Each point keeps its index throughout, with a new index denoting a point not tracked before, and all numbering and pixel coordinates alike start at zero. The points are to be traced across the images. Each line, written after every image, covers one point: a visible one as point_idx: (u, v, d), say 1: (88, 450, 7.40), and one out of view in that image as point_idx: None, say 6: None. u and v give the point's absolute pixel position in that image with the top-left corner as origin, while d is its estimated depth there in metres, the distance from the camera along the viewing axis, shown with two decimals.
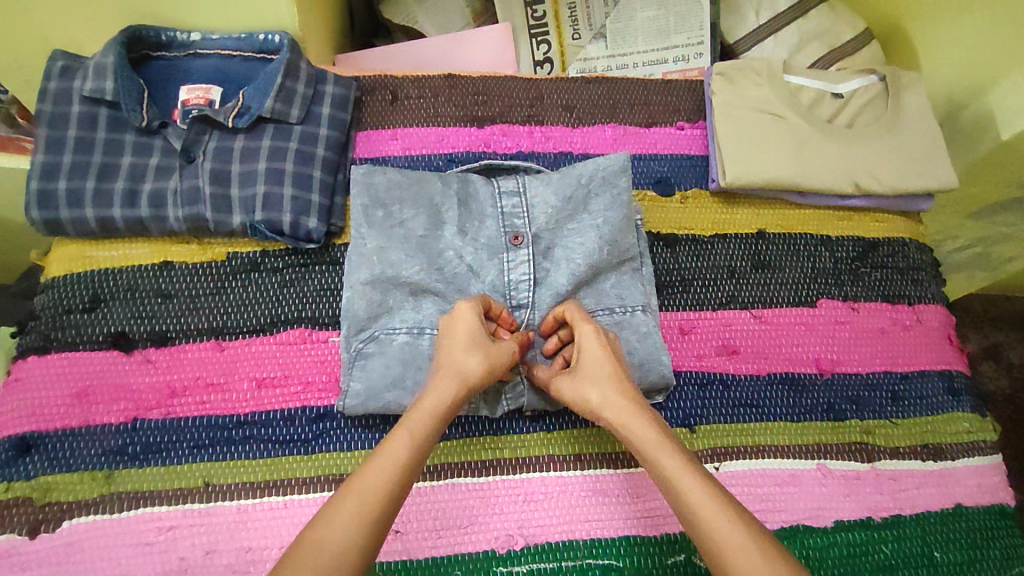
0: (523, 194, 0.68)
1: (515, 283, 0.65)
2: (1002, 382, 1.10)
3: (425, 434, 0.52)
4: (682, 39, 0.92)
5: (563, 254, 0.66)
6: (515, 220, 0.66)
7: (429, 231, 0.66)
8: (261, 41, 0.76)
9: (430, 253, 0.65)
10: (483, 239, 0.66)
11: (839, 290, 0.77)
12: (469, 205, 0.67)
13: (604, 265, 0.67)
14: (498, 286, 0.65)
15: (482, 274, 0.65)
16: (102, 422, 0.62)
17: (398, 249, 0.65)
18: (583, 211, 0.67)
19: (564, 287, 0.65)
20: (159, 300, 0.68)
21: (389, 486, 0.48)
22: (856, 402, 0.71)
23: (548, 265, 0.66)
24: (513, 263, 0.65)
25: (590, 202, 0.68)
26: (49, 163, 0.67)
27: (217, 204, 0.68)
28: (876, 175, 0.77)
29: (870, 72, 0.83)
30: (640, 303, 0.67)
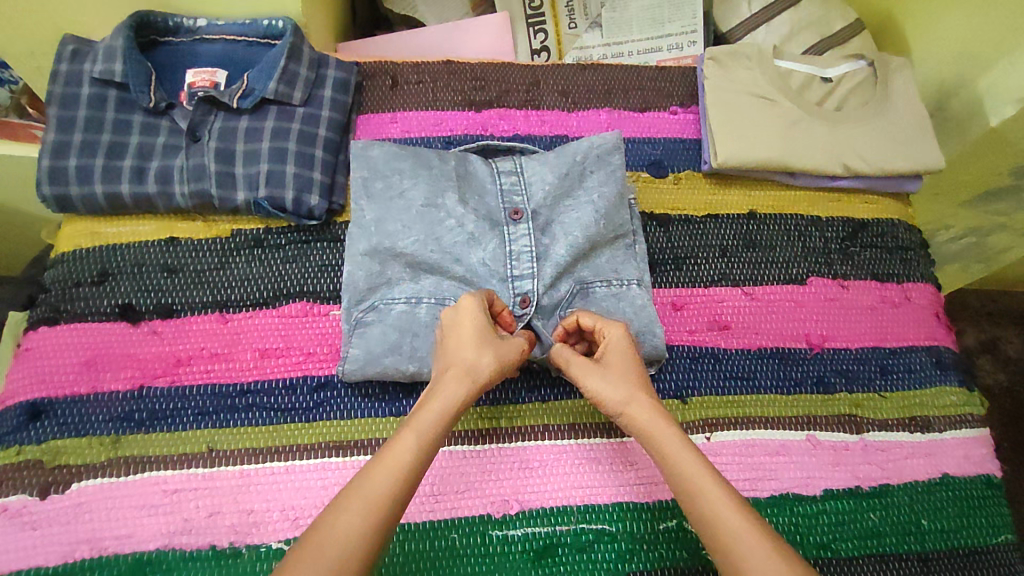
0: (521, 172, 0.70)
1: (516, 255, 0.66)
2: (999, 375, 1.12)
3: (431, 435, 0.52)
4: (676, 28, 0.94)
5: (561, 228, 0.68)
6: (513, 197, 0.68)
7: (428, 203, 0.67)
8: (265, 27, 0.78)
9: (429, 221, 0.67)
10: (482, 213, 0.68)
11: (828, 268, 0.78)
12: (468, 180, 0.69)
13: (600, 240, 0.68)
14: (500, 257, 0.66)
15: (483, 246, 0.66)
16: (110, 390, 0.64)
17: (397, 220, 0.67)
18: (578, 188, 0.69)
19: (562, 258, 0.66)
20: (166, 274, 0.70)
21: (397, 488, 0.48)
22: (845, 375, 0.73)
23: (547, 238, 0.67)
24: (512, 236, 0.67)
25: (585, 179, 0.70)
26: (61, 142, 0.70)
27: (223, 181, 0.70)
28: (865, 155, 0.79)
29: (859, 57, 0.84)
30: (634, 277, 0.69)
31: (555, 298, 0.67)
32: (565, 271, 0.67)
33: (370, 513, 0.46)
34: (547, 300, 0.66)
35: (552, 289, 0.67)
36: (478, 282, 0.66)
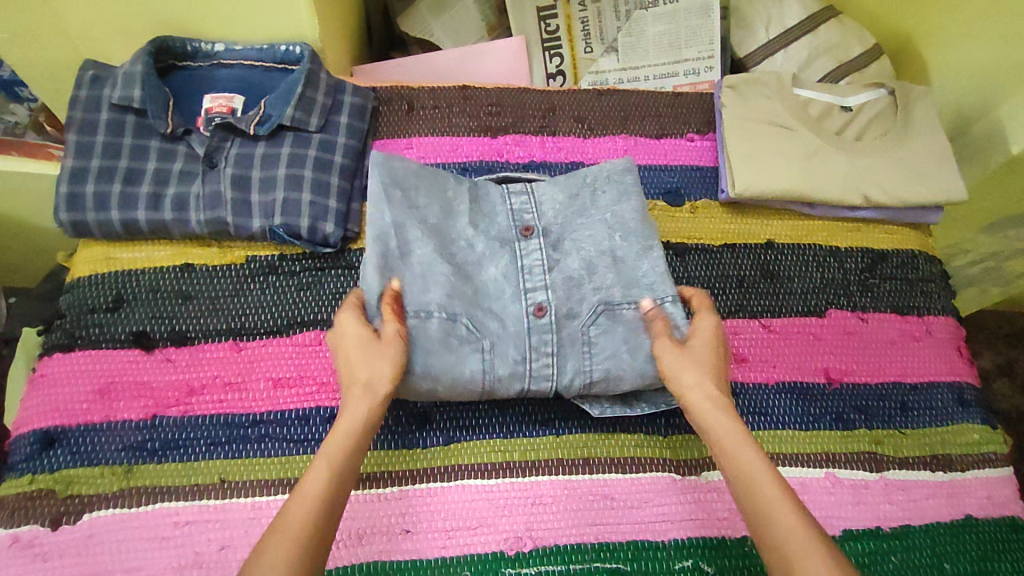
0: (532, 193, 0.69)
1: (528, 269, 0.65)
2: (1017, 400, 1.09)
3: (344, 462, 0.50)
4: (693, 53, 0.94)
5: (572, 244, 0.67)
6: (523, 215, 0.68)
7: (441, 221, 0.67)
8: (282, 52, 0.79)
9: (445, 240, 0.66)
10: (493, 233, 0.67)
11: (847, 300, 0.77)
12: (478, 203, 0.69)
13: (622, 252, 0.66)
14: (514, 272, 0.65)
15: (495, 264, 0.66)
16: (123, 419, 0.64)
17: (416, 232, 0.65)
18: (591, 206, 0.68)
19: (578, 272, 0.65)
20: (180, 300, 0.69)
21: (320, 516, 0.47)
22: (864, 411, 0.72)
23: (561, 253, 0.66)
24: (524, 251, 0.66)
25: (596, 198, 0.69)
26: (78, 167, 0.70)
27: (238, 208, 0.70)
28: (885, 186, 0.78)
29: (879, 86, 0.83)
30: (667, 293, 0.64)
31: (575, 313, 0.64)
32: (583, 283, 0.65)
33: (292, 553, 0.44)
34: (564, 318, 0.64)
35: (573, 304, 0.64)
36: (492, 297, 0.65)
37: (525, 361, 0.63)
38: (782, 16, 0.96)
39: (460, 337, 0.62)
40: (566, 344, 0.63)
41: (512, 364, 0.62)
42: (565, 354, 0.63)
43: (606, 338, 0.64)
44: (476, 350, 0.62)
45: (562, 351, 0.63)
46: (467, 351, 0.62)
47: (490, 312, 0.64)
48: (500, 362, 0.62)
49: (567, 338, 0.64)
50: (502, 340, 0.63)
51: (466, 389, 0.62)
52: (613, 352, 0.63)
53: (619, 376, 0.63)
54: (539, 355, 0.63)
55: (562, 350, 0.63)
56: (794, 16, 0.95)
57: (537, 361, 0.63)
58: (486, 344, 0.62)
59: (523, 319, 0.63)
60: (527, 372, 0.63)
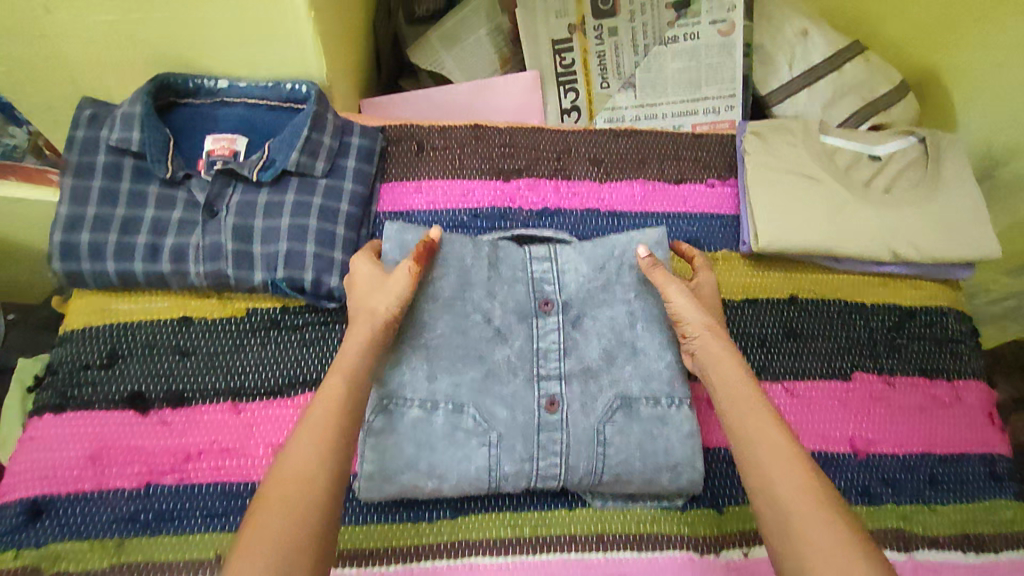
0: (555, 260, 0.67)
1: (544, 351, 0.64)
2: None
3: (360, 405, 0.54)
4: (714, 91, 0.90)
5: (592, 325, 0.65)
6: (544, 286, 0.66)
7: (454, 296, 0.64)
8: (288, 91, 0.75)
9: (455, 315, 0.64)
10: (512, 303, 0.65)
11: (874, 362, 0.74)
12: (498, 267, 0.66)
13: (643, 345, 0.65)
14: (529, 356, 0.63)
15: (509, 343, 0.63)
16: (116, 488, 0.61)
17: (423, 310, 0.63)
18: (615, 284, 0.66)
19: (596, 361, 0.64)
20: (177, 357, 0.66)
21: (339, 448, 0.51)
22: (891, 484, 0.69)
23: (580, 336, 0.64)
24: (541, 330, 0.64)
25: (622, 275, 0.67)
26: (72, 214, 0.66)
27: (239, 260, 0.67)
28: (917, 243, 0.74)
29: (909, 134, 0.80)
30: (679, 394, 0.64)
31: (590, 406, 0.62)
32: (598, 373, 0.63)
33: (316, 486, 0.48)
34: (577, 411, 0.62)
35: (588, 398, 0.62)
36: (502, 381, 0.62)
37: (534, 457, 0.61)
38: (808, 53, 0.92)
39: (466, 432, 0.61)
40: (577, 441, 0.62)
41: (519, 463, 0.61)
42: (575, 451, 0.62)
43: (619, 436, 0.62)
44: (482, 446, 0.61)
45: (571, 448, 0.62)
46: (473, 445, 0.61)
47: (502, 401, 0.62)
48: (507, 458, 0.61)
49: (579, 434, 0.62)
50: (512, 434, 0.61)
51: (469, 489, 0.61)
52: (625, 452, 0.62)
53: (627, 478, 0.62)
54: (547, 451, 0.61)
55: (572, 446, 0.61)
56: (819, 53, 0.91)
57: (546, 458, 0.61)
58: (493, 438, 0.61)
59: (534, 412, 0.62)
60: (533, 470, 0.61)
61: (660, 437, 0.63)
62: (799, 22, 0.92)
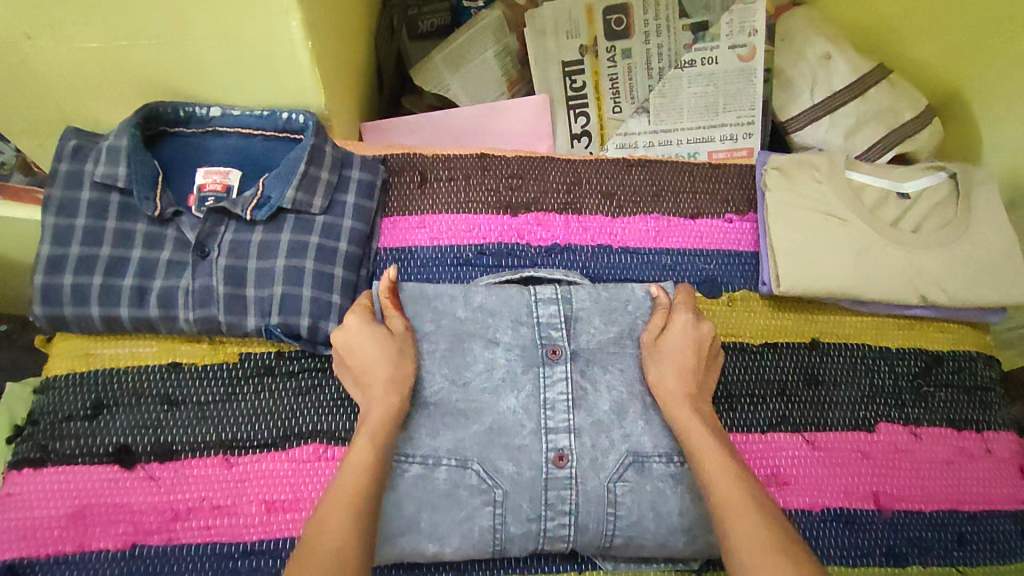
0: (565, 303, 0.63)
1: (552, 403, 0.59)
2: None
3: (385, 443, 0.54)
4: (732, 118, 0.86)
5: (602, 375, 0.61)
6: (552, 331, 0.61)
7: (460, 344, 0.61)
8: (284, 120, 0.71)
9: (457, 365, 0.60)
10: (518, 350, 0.61)
11: (899, 412, 0.70)
12: (503, 311, 0.62)
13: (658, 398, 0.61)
14: (534, 406, 0.59)
15: (514, 394, 0.59)
16: (99, 549, 0.57)
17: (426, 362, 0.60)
18: (625, 334, 0.63)
19: (606, 414, 0.59)
20: (166, 407, 0.63)
21: (364, 485, 0.51)
22: (917, 544, 0.65)
23: (590, 386, 0.60)
24: (549, 379, 0.60)
25: (633, 330, 0.63)
26: (55, 256, 0.63)
27: (232, 304, 0.63)
28: (945, 286, 0.71)
29: (939, 168, 0.76)
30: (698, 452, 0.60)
31: (600, 463, 0.58)
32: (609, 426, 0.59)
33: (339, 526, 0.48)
34: (587, 467, 0.58)
35: (599, 453, 0.58)
36: (507, 435, 0.58)
37: (541, 516, 0.58)
38: (830, 78, 0.88)
39: (470, 490, 0.57)
40: (587, 500, 0.58)
41: (525, 521, 0.57)
42: (585, 510, 0.58)
43: (632, 496, 0.58)
44: (486, 505, 0.57)
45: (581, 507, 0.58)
46: (477, 503, 0.57)
47: (506, 457, 0.58)
48: (513, 517, 0.57)
49: (589, 492, 0.58)
50: (518, 491, 0.57)
51: (470, 552, 0.58)
52: (638, 513, 0.58)
53: (640, 540, 0.58)
54: (556, 510, 0.58)
55: (581, 505, 0.58)
56: (842, 78, 0.87)
57: (553, 517, 0.58)
58: (498, 497, 0.57)
59: (542, 468, 0.58)
60: (541, 529, 0.58)
61: (675, 497, 0.58)
62: (821, 45, 0.88)
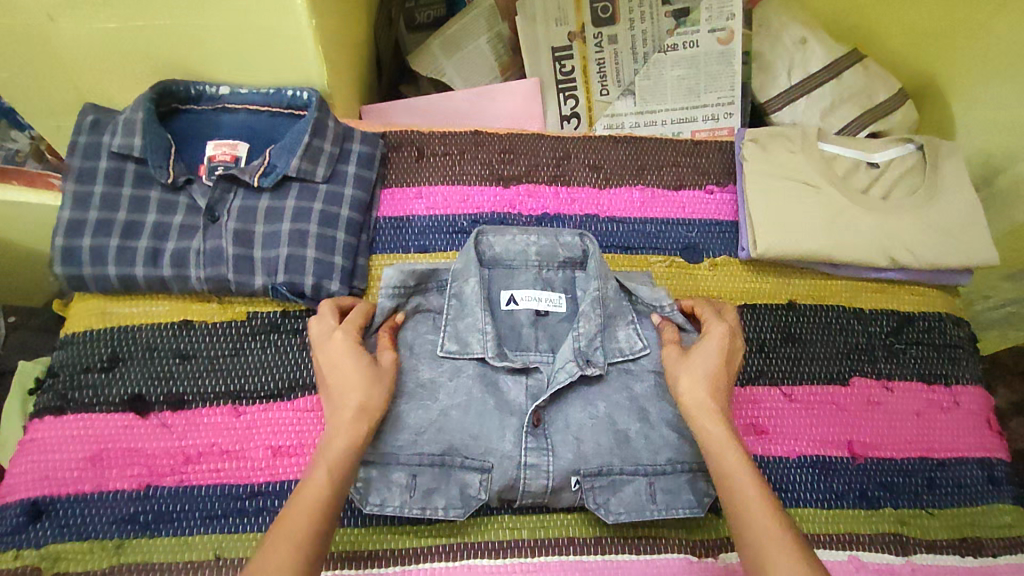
0: (472, 299, 0.65)
1: (423, 385, 0.62)
2: None
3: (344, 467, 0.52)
4: (713, 99, 0.90)
5: (514, 338, 0.67)
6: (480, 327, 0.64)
7: (418, 311, 0.66)
8: (289, 97, 0.76)
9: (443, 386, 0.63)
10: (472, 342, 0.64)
11: (872, 367, 0.74)
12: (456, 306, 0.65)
13: (584, 330, 0.64)
14: (482, 379, 0.64)
15: (413, 368, 0.63)
16: (115, 489, 0.61)
17: (445, 397, 0.62)
18: (515, 280, 0.67)
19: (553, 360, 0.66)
20: (178, 360, 0.67)
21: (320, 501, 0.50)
22: (890, 488, 0.69)
23: (532, 351, 0.66)
24: (453, 369, 0.64)
25: (515, 275, 0.68)
26: (75, 220, 0.67)
27: (240, 265, 0.67)
28: (913, 249, 0.75)
29: (908, 140, 0.81)
30: (672, 295, 0.68)
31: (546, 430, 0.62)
32: (587, 387, 0.64)
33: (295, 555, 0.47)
34: (558, 410, 0.63)
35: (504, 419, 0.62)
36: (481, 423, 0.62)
37: (490, 449, 0.61)
38: (806, 61, 0.93)
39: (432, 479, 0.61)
40: (578, 435, 0.62)
41: (454, 502, 0.61)
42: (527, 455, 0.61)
43: (606, 403, 0.64)
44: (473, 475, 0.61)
45: (599, 451, 0.62)
46: (441, 479, 0.61)
47: (426, 442, 0.61)
48: (441, 492, 0.61)
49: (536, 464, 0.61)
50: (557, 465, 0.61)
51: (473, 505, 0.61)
52: (629, 422, 0.63)
53: (681, 434, 0.63)
54: (465, 464, 0.61)
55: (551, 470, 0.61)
56: (816, 62, 0.92)
57: (556, 452, 0.61)
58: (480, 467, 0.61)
59: (427, 450, 0.61)
60: (546, 463, 0.61)
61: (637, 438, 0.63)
62: (798, 31, 0.93)
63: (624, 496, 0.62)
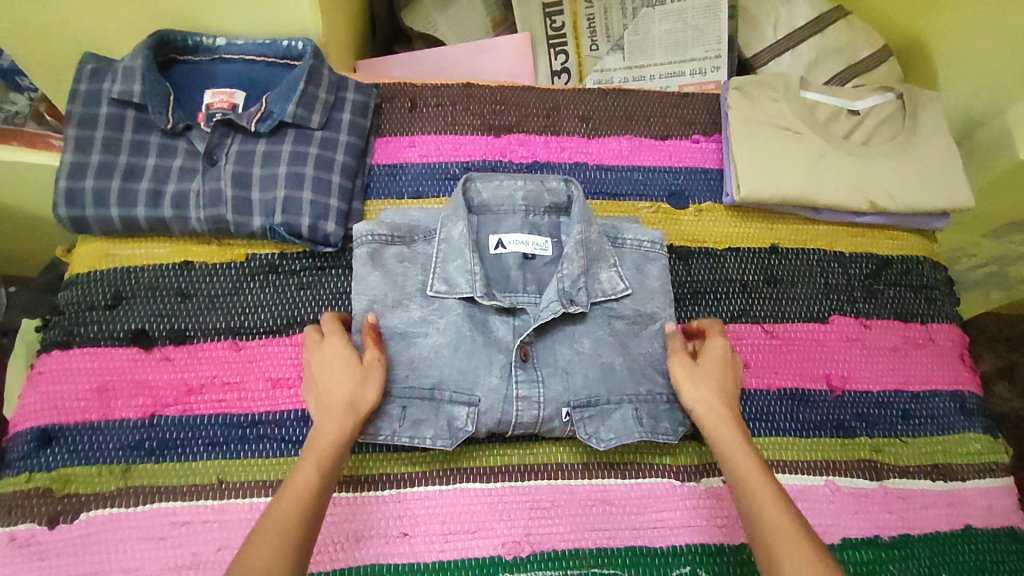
0: (458, 241, 0.66)
1: (416, 324, 0.65)
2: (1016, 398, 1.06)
3: (330, 465, 0.54)
4: (699, 53, 0.92)
5: (500, 282, 0.68)
6: (466, 272, 0.65)
7: (403, 258, 0.68)
8: (284, 48, 0.78)
9: (435, 326, 0.65)
10: (460, 278, 0.65)
11: (851, 306, 0.77)
12: (446, 248, 0.66)
13: (567, 271, 0.66)
14: (472, 318, 0.65)
15: (404, 310, 0.65)
16: (121, 418, 0.64)
17: (435, 338, 0.64)
18: (500, 226, 0.70)
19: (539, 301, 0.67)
20: (179, 298, 0.69)
21: (309, 500, 0.52)
22: (866, 419, 0.72)
23: (520, 293, 0.68)
24: (443, 311, 0.65)
25: (500, 222, 0.70)
26: (77, 163, 0.69)
27: (239, 206, 0.70)
28: (891, 192, 0.77)
29: (888, 89, 0.83)
30: (649, 237, 0.71)
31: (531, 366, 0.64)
32: (570, 326, 0.66)
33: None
34: (546, 345, 0.65)
35: (490, 354, 0.64)
36: (473, 358, 0.63)
37: (477, 383, 0.63)
38: (791, 16, 0.94)
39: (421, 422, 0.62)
40: (567, 368, 0.64)
41: (442, 433, 0.62)
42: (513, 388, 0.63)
43: (591, 340, 0.66)
44: (464, 409, 0.62)
45: (587, 376, 0.64)
46: (429, 411, 0.62)
47: (417, 376, 0.63)
48: (429, 423, 0.62)
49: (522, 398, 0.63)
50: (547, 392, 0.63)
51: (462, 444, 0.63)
52: (612, 355, 0.65)
53: (659, 365, 0.66)
54: (453, 399, 0.62)
55: (545, 407, 0.63)
56: (801, 17, 0.94)
57: (546, 383, 0.63)
58: (475, 404, 0.62)
59: (417, 384, 0.62)
60: (538, 395, 0.63)
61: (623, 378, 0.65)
62: None
63: (613, 424, 0.64)
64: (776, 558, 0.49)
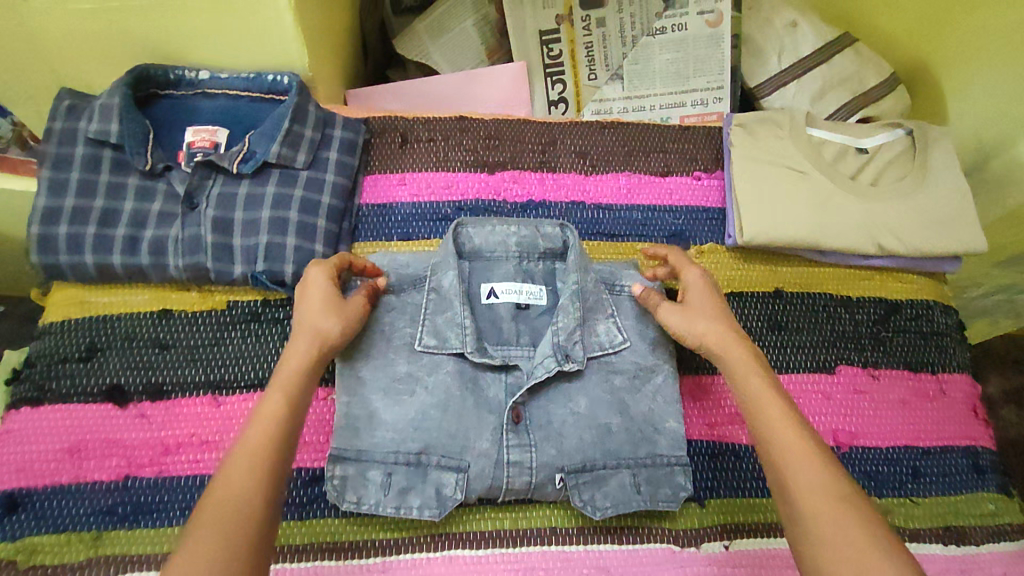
0: (448, 292, 0.63)
1: (402, 381, 0.61)
2: None
3: (298, 387, 0.52)
4: (701, 83, 0.89)
5: (491, 335, 0.65)
6: (457, 327, 0.62)
7: (391, 305, 0.64)
8: (271, 82, 0.75)
9: (423, 384, 0.61)
10: (451, 331, 0.62)
11: (858, 356, 0.74)
12: (436, 299, 0.63)
13: (563, 324, 0.63)
14: (462, 375, 0.62)
15: (391, 364, 0.62)
16: (93, 480, 0.61)
17: (423, 397, 0.61)
18: (492, 273, 0.67)
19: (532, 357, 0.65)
20: (157, 349, 0.66)
21: (280, 424, 0.50)
22: (874, 478, 0.69)
23: (513, 346, 0.65)
24: (432, 367, 0.62)
25: (493, 269, 0.67)
26: (51, 207, 0.66)
27: (219, 253, 0.66)
28: (900, 236, 0.74)
29: (896, 126, 0.80)
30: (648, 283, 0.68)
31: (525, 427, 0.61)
32: (567, 382, 0.63)
33: (224, 540, 0.42)
34: (540, 405, 0.62)
35: (482, 413, 0.61)
36: (463, 417, 0.61)
37: (467, 447, 0.60)
38: (796, 45, 0.91)
39: (407, 489, 0.59)
40: (561, 431, 0.61)
41: (430, 502, 0.59)
42: (505, 449, 0.60)
43: (587, 399, 0.62)
44: (453, 475, 0.59)
45: (582, 436, 0.61)
46: (416, 478, 0.59)
47: (405, 439, 0.59)
48: (417, 491, 0.59)
49: (515, 461, 0.60)
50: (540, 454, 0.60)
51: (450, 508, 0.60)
52: (610, 416, 0.62)
53: (658, 425, 0.63)
54: (441, 463, 0.59)
55: (538, 473, 0.60)
56: (807, 46, 0.91)
57: (538, 448, 0.60)
58: (464, 467, 0.59)
59: (403, 448, 0.59)
60: (529, 460, 0.60)
61: (619, 438, 0.62)
62: (788, 14, 0.92)
63: (609, 490, 0.61)
64: (794, 493, 0.47)
